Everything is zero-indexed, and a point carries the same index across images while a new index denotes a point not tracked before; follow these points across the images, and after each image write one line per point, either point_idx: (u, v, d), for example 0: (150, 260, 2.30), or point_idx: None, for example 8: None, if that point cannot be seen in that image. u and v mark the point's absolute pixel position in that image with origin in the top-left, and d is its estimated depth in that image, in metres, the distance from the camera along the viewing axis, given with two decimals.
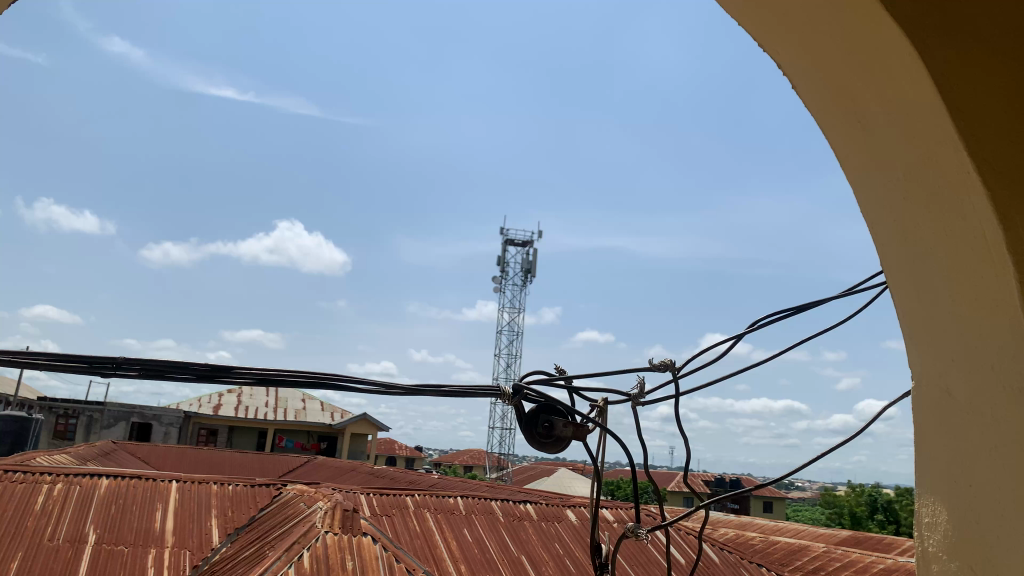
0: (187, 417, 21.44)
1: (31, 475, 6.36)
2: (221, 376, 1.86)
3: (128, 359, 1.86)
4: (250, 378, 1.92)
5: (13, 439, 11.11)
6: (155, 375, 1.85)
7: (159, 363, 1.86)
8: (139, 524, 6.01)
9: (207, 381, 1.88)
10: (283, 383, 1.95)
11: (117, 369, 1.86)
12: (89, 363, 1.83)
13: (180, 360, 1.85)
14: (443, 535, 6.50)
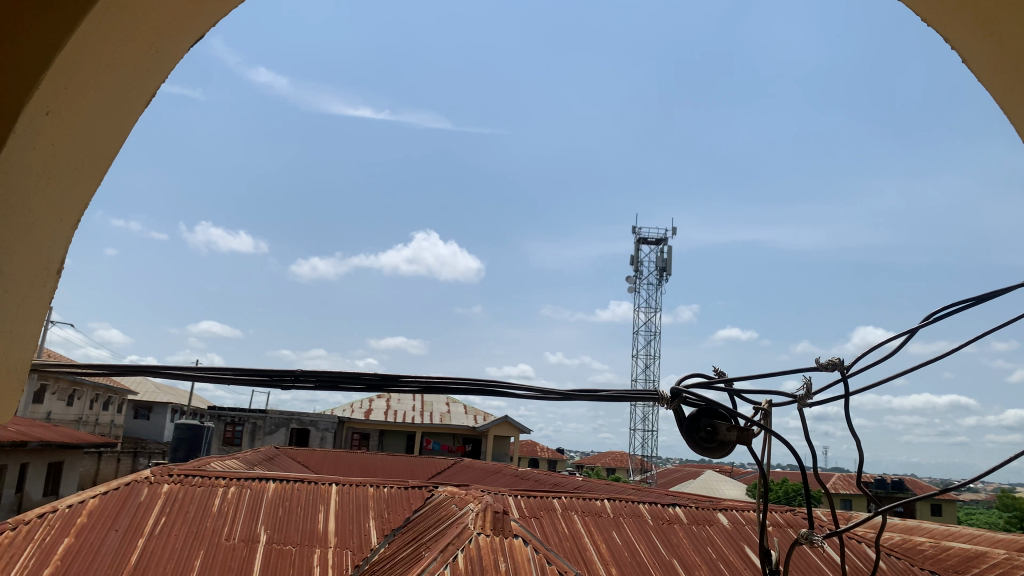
0: (341, 422, 22.57)
1: (209, 479, 6.89)
2: (389, 385, 1.98)
3: (304, 372, 1.99)
4: (416, 386, 2.00)
5: (189, 445, 12.03)
6: (329, 386, 1.98)
7: (332, 375, 1.99)
8: (305, 525, 6.36)
9: (376, 389, 1.99)
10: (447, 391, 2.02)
11: (295, 382, 1.99)
12: (269, 376, 1.97)
13: (351, 371, 1.96)
14: (592, 537, 6.50)
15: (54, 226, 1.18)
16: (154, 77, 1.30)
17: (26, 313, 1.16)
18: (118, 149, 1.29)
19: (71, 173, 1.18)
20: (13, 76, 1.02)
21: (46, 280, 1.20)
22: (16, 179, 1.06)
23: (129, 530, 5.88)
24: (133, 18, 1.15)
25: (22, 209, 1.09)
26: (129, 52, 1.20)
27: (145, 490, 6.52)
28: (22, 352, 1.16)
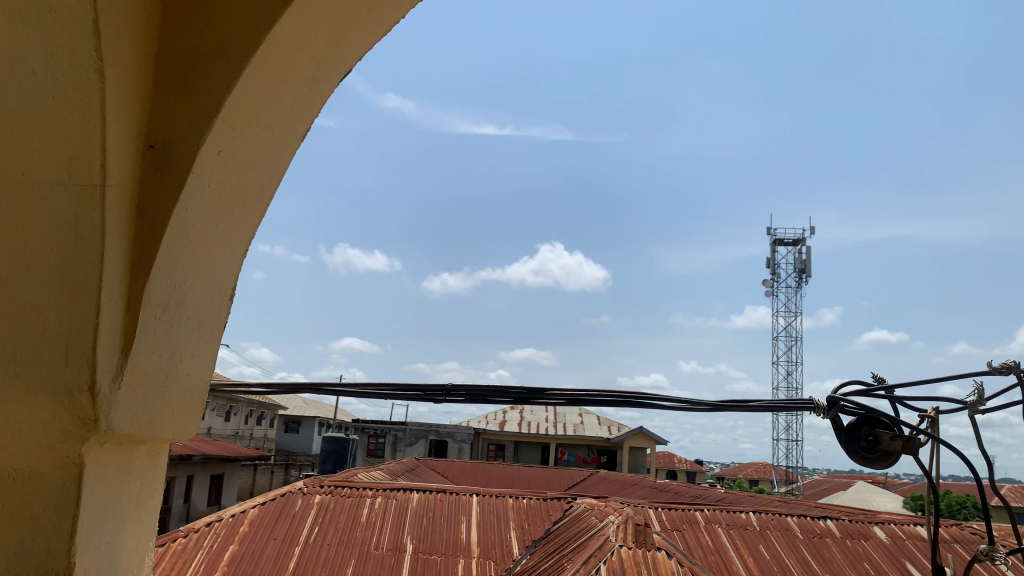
0: (477, 434, 22.99)
1: (357, 490, 7.19)
2: (537, 398, 2.01)
3: (455, 387, 2.05)
4: (564, 399, 2.02)
5: (336, 458, 12.59)
6: (479, 399, 2.03)
7: (482, 389, 2.03)
8: (449, 535, 6.52)
9: (524, 402, 2.03)
10: (596, 403, 2.03)
11: (446, 396, 2.06)
12: (423, 391, 2.05)
13: (500, 384, 2.00)
14: (738, 551, 6.30)
15: (228, 252, 1.27)
16: (312, 112, 1.39)
17: (206, 335, 1.26)
18: (281, 179, 1.38)
19: (243, 206, 1.28)
20: (193, 120, 1.12)
21: (222, 304, 1.30)
22: (198, 213, 1.16)
23: (286, 537, 6.23)
24: (291, 61, 1.24)
25: (202, 238, 1.19)
26: (289, 90, 1.28)
27: (299, 501, 6.89)
28: (202, 371, 1.26)
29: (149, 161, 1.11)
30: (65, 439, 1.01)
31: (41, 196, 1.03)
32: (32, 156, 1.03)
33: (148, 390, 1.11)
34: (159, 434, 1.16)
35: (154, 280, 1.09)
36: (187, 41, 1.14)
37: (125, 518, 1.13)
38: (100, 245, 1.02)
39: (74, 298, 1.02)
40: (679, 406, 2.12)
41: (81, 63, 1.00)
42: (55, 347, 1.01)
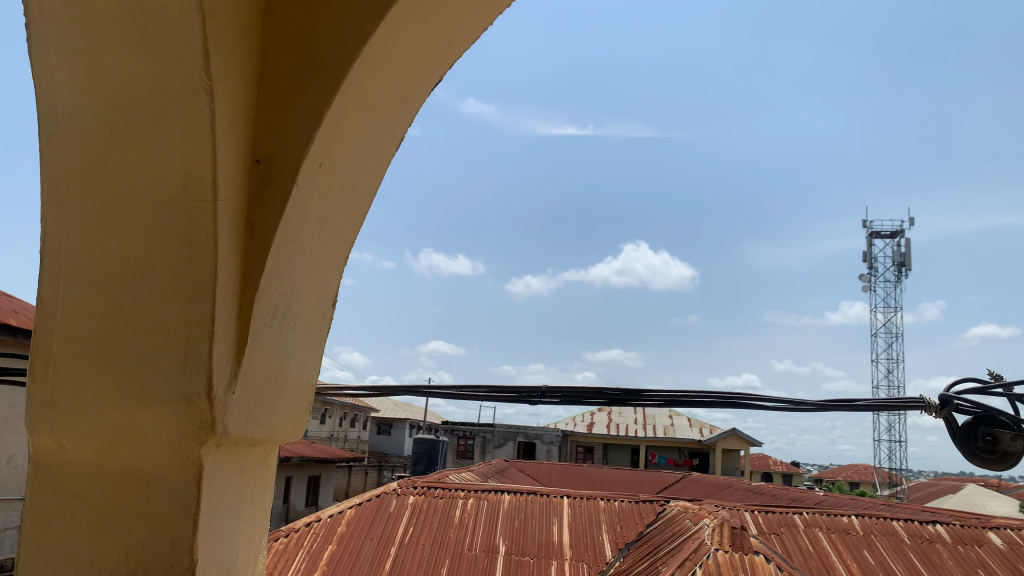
0: (565, 436, 22.98)
1: (449, 491, 7.29)
2: (633, 399, 1.99)
3: (550, 389, 2.06)
4: (661, 400, 2.00)
5: (427, 459, 12.78)
6: (575, 402, 2.03)
7: (577, 390, 2.04)
8: (541, 537, 6.53)
9: (620, 404, 2.02)
10: (692, 404, 2.00)
11: (542, 398, 2.07)
12: (518, 393, 2.07)
13: (595, 386, 2.00)
14: (840, 556, 6.08)
15: (329, 261, 1.31)
16: (405, 124, 1.43)
17: (310, 341, 1.31)
18: (377, 189, 1.41)
19: (341, 216, 1.31)
20: (294, 135, 1.16)
21: (323, 312, 1.34)
22: (302, 223, 1.20)
23: (383, 537, 6.38)
24: (385, 75, 1.28)
25: (305, 247, 1.23)
26: (383, 103, 1.32)
27: (394, 502, 7.03)
28: (307, 377, 1.30)
29: (255, 177, 1.16)
30: (184, 443, 1.05)
31: (158, 212, 1.09)
32: (149, 175, 1.09)
33: (260, 394, 1.16)
34: (269, 437, 1.21)
35: (263, 289, 1.14)
36: (288, 61, 1.19)
37: (239, 518, 1.18)
38: (212, 256, 1.06)
39: (190, 308, 1.06)
40: (782, 406, 2.08)
41: (192, 83, 1.05)
42: (174, 354, 1.06)
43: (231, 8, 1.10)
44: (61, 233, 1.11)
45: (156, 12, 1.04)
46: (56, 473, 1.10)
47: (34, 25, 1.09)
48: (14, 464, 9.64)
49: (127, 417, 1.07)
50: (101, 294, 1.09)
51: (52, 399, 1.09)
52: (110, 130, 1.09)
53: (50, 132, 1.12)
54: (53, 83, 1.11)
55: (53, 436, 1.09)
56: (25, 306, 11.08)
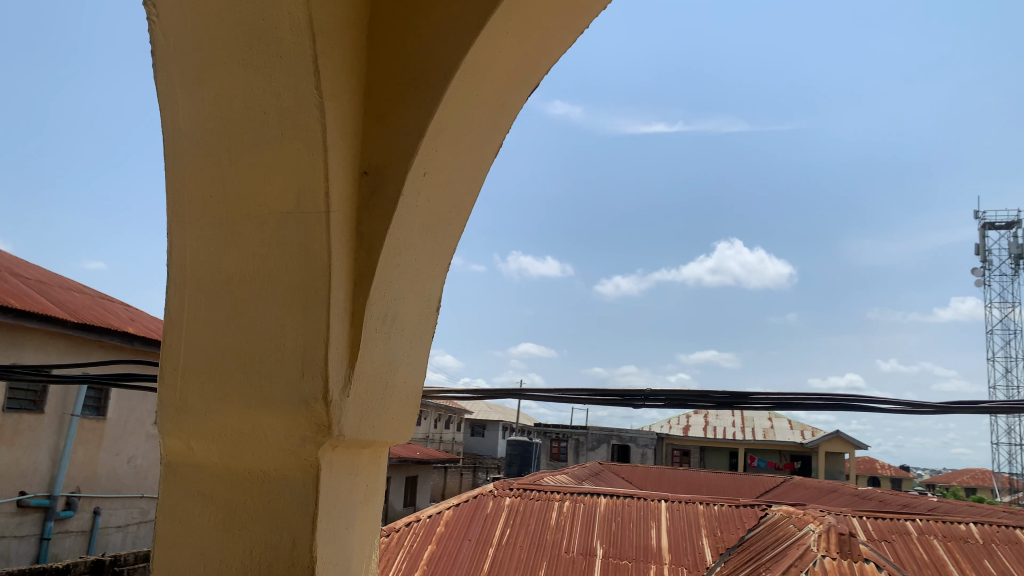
0: (660, 439, 22.73)
1: (545, 493, 7.31)
2: (740, 403, 1.95)
3: (653, 392, 2.05)
4: (769, 402, 1.96)
5: (521, 461, 12.83)
6: (679, 404, 2.01)
7: (682, 394, 2.01)
8: (639, 540, 6.47)
9: (726, 408, 1.98)
10: (801, 405, 1.95)
11: (646, 400, 2.06)
12: (622, 396, 2.07)
13: (700, 389, 1.97)
14: (958, 566, 5.78)
15: (433, 267, 1.34)
16: (505, 130, 1.45)
17: (417, 345, 1.34)
18: (477, 194, 1.43)
19: (444, 222, 1.34)
20: (400, 144, 1.20)
21: (428, 316, 1.36)
22: (407, 231, 1.23)
23: (481, 537, 6.46)
24: (486, 82, 1.30)
25: (411, 253, 1.26)
26: (482, 111, 1.34)
27: (491, 503, 7.11)
28: (415, 380, 1.34)
29: (364, 187, 1.20)
30: (303, 444, 1.09)
31: (274, 223, 1.14)
32: (266, 187, 1.14)
33: (372, 397, 1.20)
34: (381, 438, 1.25)
35: (373, 295, 1.17)
36: (391, 72, 1.22)
37: (354, 518, 1.21)
38: (326, 264, 1.10)
39: (307, 315, 1.11)
40: (899, 408, 2.01)
41: (304, 102, 1.10)
42: (292, 360, 1.10)
43: (338, 25, 1.14)
44: (186, 246, 1.17)
45: (269, 32, 1.09)
46: (185, 473, 1.16)
47: (157, 49, 1.16)
48: (135, 464, 10.23)
49: (250, 421, 1.12)
50: (224, 303, 1.15)
51: (181, 404, 1.15)
52: (228, 147, 1.15)
53: (174, 151, 1.18)
54: (175, 104, 1.17)
55: (182, 438, 1.15)
56: (141, 315, 11.77)
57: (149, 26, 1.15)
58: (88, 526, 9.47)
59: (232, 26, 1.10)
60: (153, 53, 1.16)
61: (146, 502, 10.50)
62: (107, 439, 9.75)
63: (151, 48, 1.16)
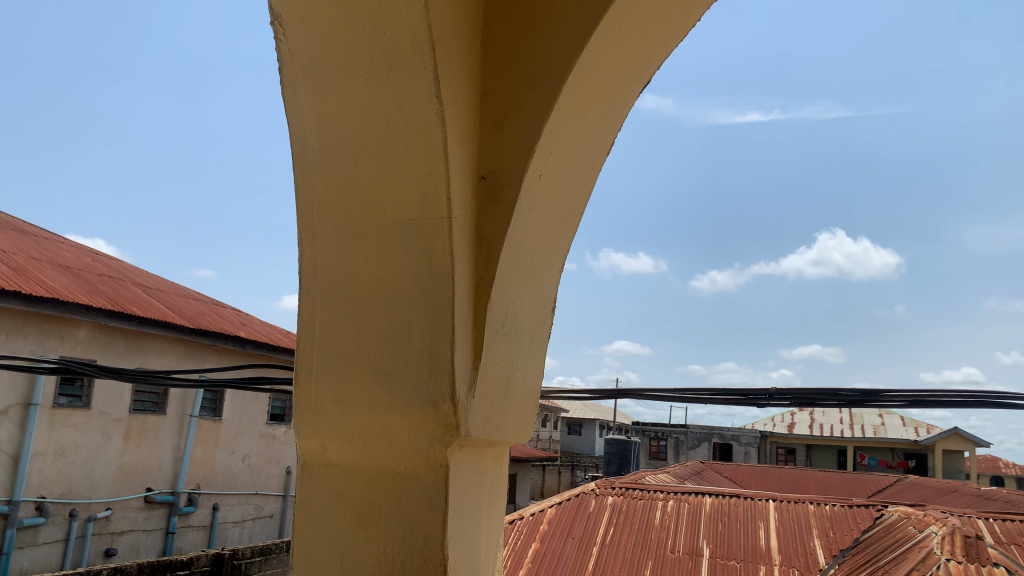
0: (763, 437, 22.29)
1: (648, 492, 7.24)
2: (872, 400, 1.88)
3: (778, 391, 2.00)
4: (903, 400, 1.88)
5: (620, 460, 12.73)
6: (805, 402, 1.95)
7: (808, 392, 1.96)
8: (746, 541, 6.33)
9: (856, 406, 1.92)
10: (939, 404, 1.86)
11: (770, 400, 2.01)
12: (745, 395, 2.03)
13: (828, 387, 1.91)
14: None
15: (548, 269, 1.35)
16: (617, 130, 1.45)
17: (535, 345, 1.36)
18: (591, 195, 1.43)
19: (559, 225, 1.35)
20: (516, 148, 1.22)
21: (545, 317, 1.38)
22: (525, 234, 1.25)
23: (584, 536, 6.46)
24: (598, 83, 1.30)
25: (527, 256, 1.28)
26: (596, 110, 1.34)
27: (593, 502, 7.10)
28: (534, 380, 1.36)
29: (483, 192, 1.22)
30: (432, 444, 1.13)
31: (399, 230, 1.17)
32: (390, 197, 1.18)
33: (495, 398, 1.22)
34: (505, 438, 1.27)
35: (494, 297, 1.20)
36: (507, 78, 1.24)
37: (480, 516, 1.24)
38: (449, 268, 1.13)
39: (432, 319, 1.14)
40: None
41: (426, 111, 1.13)
42: (420, 362, 1.14)
43: (455, 35, 1.17)
44: (317, 254, 1.23)
45: (391, 44, 1.13)
46: (320, 473, 1.21)
47: (284, 67, 1.22)
48: (249, 462, 10.72)
49: (380, 421, 1.16)
50: (353, 309, 1.19)
51: (314, 406, 1.21)
52: (355, 158, 1.20)
53: (302, 164, 1.24)
54: (303, 119, 1.23)
55: (317, 439, 1.20)
56: (251, 318, 12.34)
57: (277, 44, 1.21)
58: (208, 521, 9.97)
59: (355, 40, 1.15)
60: (281, 72, 1.22)
61: (261, 498, 10.97)
62: (224, 438, 10.25)
63: (279, 67, 1.22)
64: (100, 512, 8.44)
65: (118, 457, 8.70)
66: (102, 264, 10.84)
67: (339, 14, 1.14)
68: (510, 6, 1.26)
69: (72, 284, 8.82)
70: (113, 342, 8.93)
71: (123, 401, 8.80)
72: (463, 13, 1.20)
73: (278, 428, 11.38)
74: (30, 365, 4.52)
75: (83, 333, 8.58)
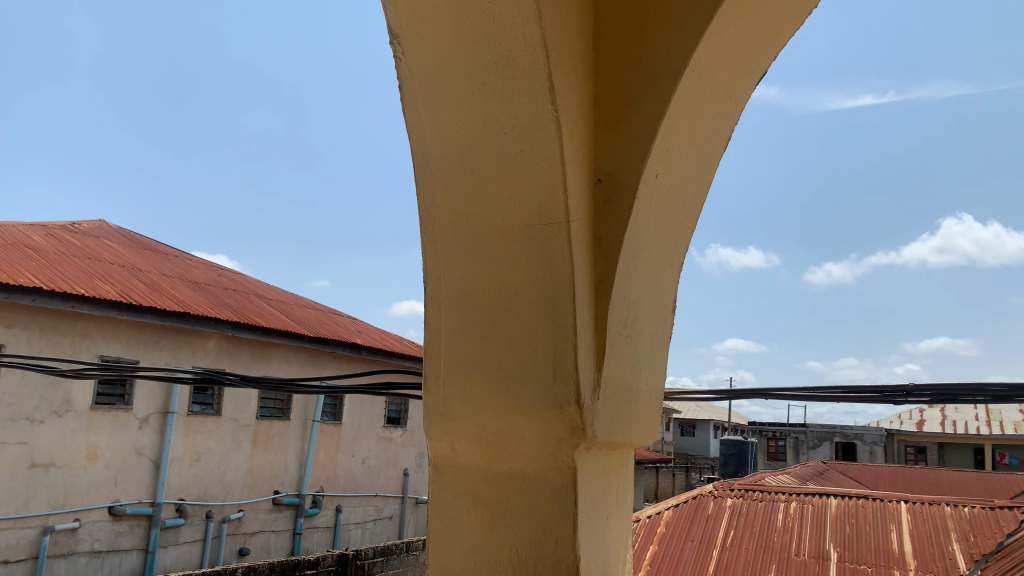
0: (890, 435, 21.21)
1: (769, 494, 7.03)
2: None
3: (917, 388, 1.89)
4: None
5: (737, 461, 12.40)
6: (948, 399, 1.84)
7: (950, 388, 1.84)
8: (877, 544, 6.04)
9: (1004, 402, 1.79)
10: None
11: (908, 397, 1.91)
12: (881, 393, 1.94)
13: (973, 383, 1.79)
14: None
15: (667, 268, 1.34)
16: (734, 125, 1.43)
17: (657, 344, 1.35)
18: (708, 191, 1.41)
19: (677, 224, 1.34)
20: (632, 149, 1.22)
21: (666, 317, 1.37)
22: (643, 235, 1.24)
23: (704, 539, 6.34)
24: (714, 77, 1.28)
25: (646, 257, 1.27)
26: (711, 104, 1.32)
27: (711, 504, 6.96)
28: (658, 382, 1.35)
29: (599, 194, 1.23)
30: (559, 447, 1.14)
31: (517, 236, 1.19)
32: (508, 204, 1.20)
33: (619, 400, 1.22)
34: (630, 440, 1.27)
35: (615, 299, 1.20)
36: (621, 80, 1.24)
37: (608, 518, 1.25)
38: (570, 272, 1.14)
39: (555, 323, 1.15)
40: None
41: (542, 117, 1.15)
42: (545, 366, 1.15)
43: (568, 41, 1.19)
44: (439, 263, 1.27)
45: (506, 54, 1.15)
46: (451, 476, 1.24)
47: (403, 83, 1.26)
48: (368, 464, 11.07)
49: (508, 423, 1.18)
50: (476, 316, 1.22)
51: (442, 410, 1.24)
52: (473, 168, 1.22)
53: (424, 176, 1.28)
54: (422, 131, 1.27)
55: (446, 442, 1.24)
56: (366, 326, 12.76)
57: (396, 62, 1.25)
58: (332, 522, 10.36)
59: (471, 52, 1.18)
60: (401, 88, 1.27)
61: (381, 500, 11.31)
62: (344, 442, 10.63)
63: (399, 83, 1.26)
64: (233, 513, 8.91)
65: (247, 461, 9.17)
66: (227, 279, 11.47)
67: (455, 28, 1.17)
68: (621, 6, 1.25)
69: (200, 298, 9.36)
70: (240, 351, 9.41)
71: (251, 407, 9.26)
72: (574, 18, 1.21)
73: (394, 431, 11.70)
74: (171, 374, 4.70)
75: (213, 344, 9.09)
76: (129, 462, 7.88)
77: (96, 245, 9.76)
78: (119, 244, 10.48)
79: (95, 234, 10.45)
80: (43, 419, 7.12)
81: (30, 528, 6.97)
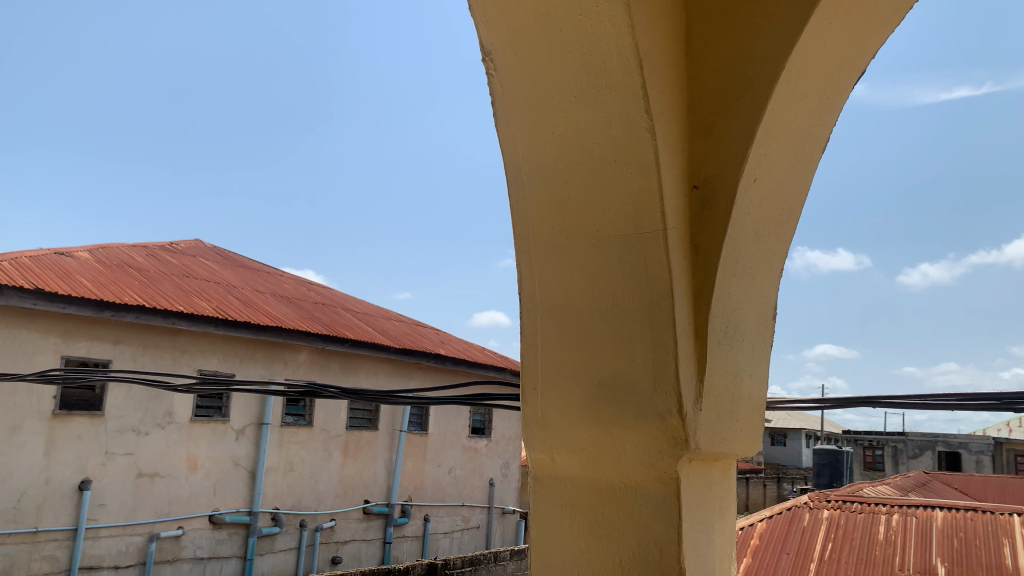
0: (998, 444, 20.10)
1: (869, 506, 6.75)
2: None
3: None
4: None
5: (832, 471, 11.97)
6: None
7: None
8: (989, 560, 5.71)
9: None
10: None
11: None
12: (1000, 400, 1.82)
13: None
14: None
15: (767, 274, 1.31)
16: (833, 125, 1.39)
17: (758, 352, 1.32)
18: (808, 194, 1.37)
19: (776, 229, 1.31)
20: (728, 154, 1.19)
21: (767, 324, 1.34)
22: (742, 241, 1.22)
23: (799, 552, 6.13)
24: (812, 77, 1.25)
25: (745, 264, 1.24)
26: (809, 105, 1.29)
27: (807, 516, 6.73)
28: (759, 391, 1.32)
29: (695, 201, 1.21)
30: (661, 458, 1.13)
31: (613, 246, 1.18)
32: (603, 213, 1.19)
33: (721, 409, 1.20)
34: (733, 451, 1.24)
35: (715, 307, 1.18)
36: (715, 85, 1.22)
37: (712, 530, 1.22)
38: (668, 280, 1.13)
39: (653, 332, 1.14)
40: None
41: (636, 125, 1.14)
42: (644, 376, 1.14)
43: (660, 47, 1.17)
44: (534, 274, 1.27)
45: (598, 64, 1.15)
46: (551, 486, 1.24)
47: (496, 98, 1.28)
48: (455, 474, 11.17)
49: (608, 435, 1.17)
50: (573, 327, 1.22)
51: (541, 421, 1.24)
52: (567, 179, 1.22)
53: (516, 189, 1.29)
54: (514, 144, 1.28)
55: (545, 453, 1.24)
56: (449, 337, 12.91)
57: (488, 78, 1.27)
58: (421, 531, 10.49)
59: (563, 65, 1.18)
60: (493, 103, 1.28)
61: (467, 510, 11.40)
62: (430, 452, 10.76)
63: (490, 99, 1.28)
64: (326, 522, 9.13)
65: (338, 471, 9.38)
66: (316, 293, 11.81)
67: (546, 40, 1.18)
68: (714, 9, 1.24)
69: (291, 313, 9.67)
70: (329, 363, 9.66)
71: (340, 418, 9.48)
72: (666, 26, 1.20)
73: (479, 441, 11.77)
74: (263, 386, 4.79)
75: (303, 357, 9.36)
76: (227, 472, 8.17)
77: (193, 263, 10.21)
78: (215, 262, 10.94)
79: (193, 253, 10.94)
80: (148, 430, 7.47)
81: (137, 534, 7.31)
